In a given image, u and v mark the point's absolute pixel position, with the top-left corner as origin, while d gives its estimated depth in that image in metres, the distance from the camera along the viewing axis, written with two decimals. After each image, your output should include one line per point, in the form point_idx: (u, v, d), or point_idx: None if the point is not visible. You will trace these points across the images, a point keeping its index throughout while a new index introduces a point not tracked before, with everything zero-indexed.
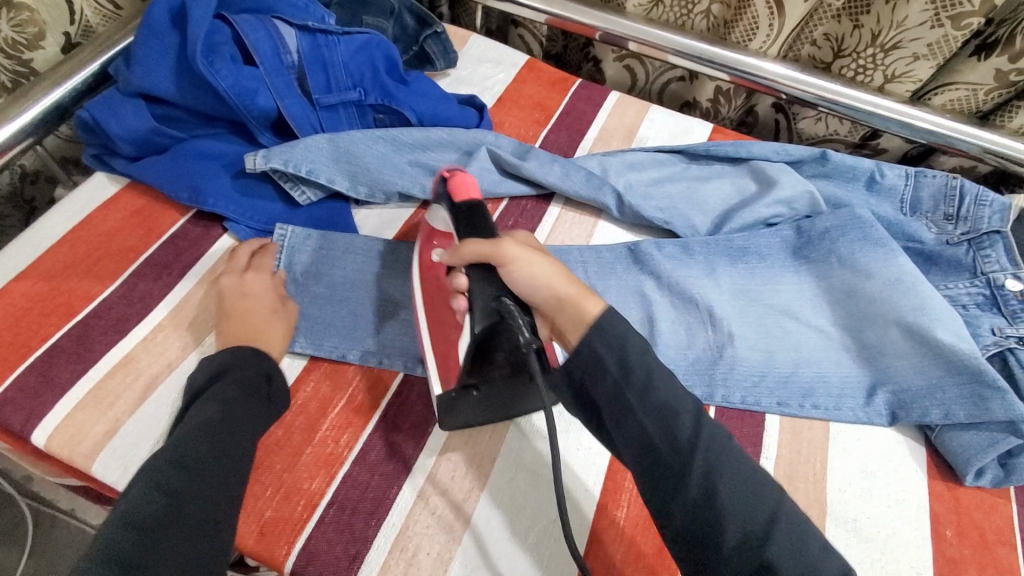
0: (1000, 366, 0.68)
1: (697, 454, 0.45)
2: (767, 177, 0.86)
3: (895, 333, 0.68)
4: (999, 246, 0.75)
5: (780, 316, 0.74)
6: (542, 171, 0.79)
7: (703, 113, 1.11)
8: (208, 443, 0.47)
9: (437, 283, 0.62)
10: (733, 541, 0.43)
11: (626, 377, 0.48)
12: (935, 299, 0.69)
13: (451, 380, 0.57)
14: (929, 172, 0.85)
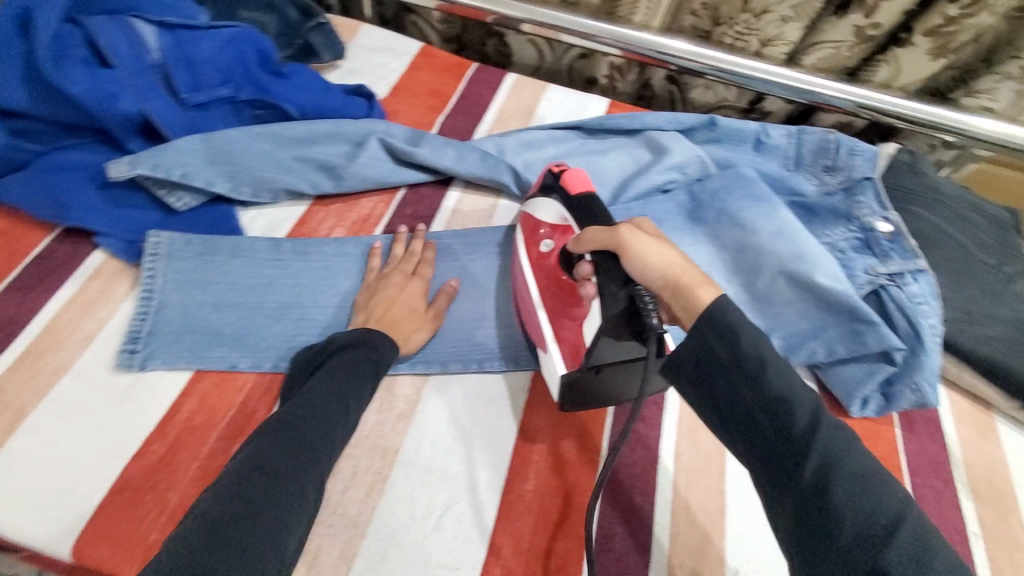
0: (876, 303, 0.72)
1: (813, 445, 0.40)
2: (660, 145, 0.88)
3: (779, 281, 0.72)
4: (869, 191, 0.81)
5: None
6: (436, 155, 0.78)
7: (602, 90, 1.13)
8: (313, 411, 0.49)
9: (556, 275, 0.64)
10: (852, 548, 0.37)
11: (733, 364, 0.42)
12: (813, 245, 0.73)
13: (577, 362, 0.57)
14: (810, 129, 0.89)
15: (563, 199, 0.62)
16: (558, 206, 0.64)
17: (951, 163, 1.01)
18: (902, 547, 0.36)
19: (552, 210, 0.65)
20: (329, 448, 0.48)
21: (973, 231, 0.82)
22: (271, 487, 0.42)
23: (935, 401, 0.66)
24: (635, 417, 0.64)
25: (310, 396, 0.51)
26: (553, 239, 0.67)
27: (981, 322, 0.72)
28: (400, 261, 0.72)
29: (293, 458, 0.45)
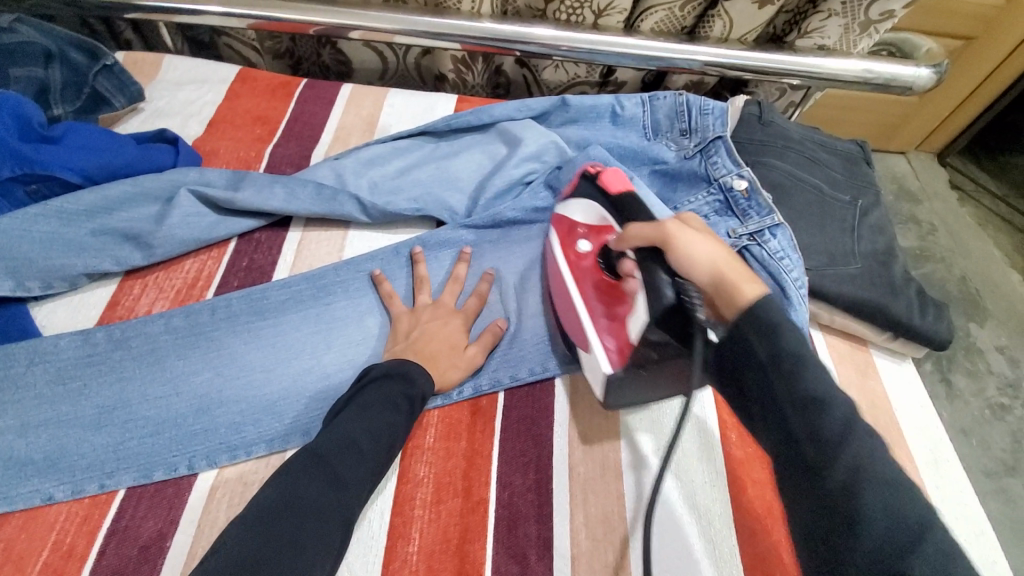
0: (744, 263, 0.72)
1: (845, 447, 0.38)
2: (513, 137, 0.84)
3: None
4: (721, 150, 0.79)
5: None
6: (260, 197, 0.69)
7: (453, 85, 1.05)
8: (347, 448, 0.47)
9: (590, 272, 0.64)
10: (876, 550, 0.35)
11: (769, 360, 0.42)
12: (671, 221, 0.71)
13: (619, 359, 0.56)
14: (660, 93, 0.87)
15: (603, 201, 0.64)
16: (597, 206, 0.65)
17: (800, 103, 1.03)
18: (927, 555, 0.34)
19: (587, 211, 0.66)
20: (357, 487, 0.47)
21: (826, 170, 0.83)
22: (289, 525, 0.42)
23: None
24: (521, 440, 0.60)
25: (342, 431, 0.48)
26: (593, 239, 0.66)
27: (842, 262, 0.73)
28: (237, 324, 0.63)
29: (307, 509, 0.43)
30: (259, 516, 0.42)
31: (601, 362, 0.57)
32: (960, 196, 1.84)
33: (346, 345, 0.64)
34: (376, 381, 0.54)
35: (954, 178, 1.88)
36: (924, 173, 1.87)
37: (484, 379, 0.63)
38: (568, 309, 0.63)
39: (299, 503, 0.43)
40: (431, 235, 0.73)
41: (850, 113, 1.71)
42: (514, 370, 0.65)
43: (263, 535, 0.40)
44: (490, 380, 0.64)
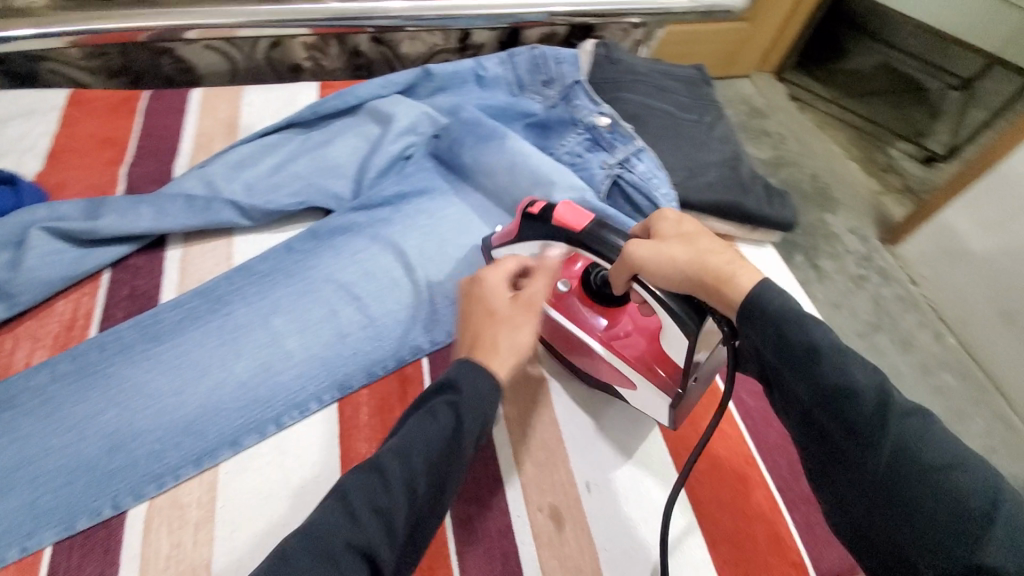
0: (620, 189, 0.78)
1: (886, 433, 0.40)
2: (383, 114, 0.84)
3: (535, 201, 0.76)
4: (581, 93, 0.85)
5: (454, 239, 0.76)
6: (126, 220, 0.65)
7: (313, 73, 1.03)
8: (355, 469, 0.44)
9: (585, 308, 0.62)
10: (942, 540, 0.37)
11: (783, 358, 0.43)
12: (545, 163, 0.78)
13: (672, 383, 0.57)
14: (517, 50, 0.91)
15: (571, 241, 0.58)
16: (551, 244, 0.60)
17: (643, 40, 1.11)
18: (997, 532, 0.36)
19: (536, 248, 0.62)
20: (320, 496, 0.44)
21: (674, 95, 0.92)
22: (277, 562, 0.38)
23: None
24: None
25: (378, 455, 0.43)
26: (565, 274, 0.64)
27: (700, 173, 0.82)
28: (135, 355, 0.60)
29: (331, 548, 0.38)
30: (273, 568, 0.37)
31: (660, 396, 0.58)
32: (800, 106, 2.07)
33: (259, 348, 0.63)
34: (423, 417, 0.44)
35: (793, 91, 2.11)
36: (768, 91, 2.08)
37: (405, 349, 0.65)
38: (591, 357, 0.61)
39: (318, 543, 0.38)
40: (321, 225, 0.73)
41: (697, 45, 1.85)
42: (432, 330, 0.67)
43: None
44: (411, 348, 0.66)
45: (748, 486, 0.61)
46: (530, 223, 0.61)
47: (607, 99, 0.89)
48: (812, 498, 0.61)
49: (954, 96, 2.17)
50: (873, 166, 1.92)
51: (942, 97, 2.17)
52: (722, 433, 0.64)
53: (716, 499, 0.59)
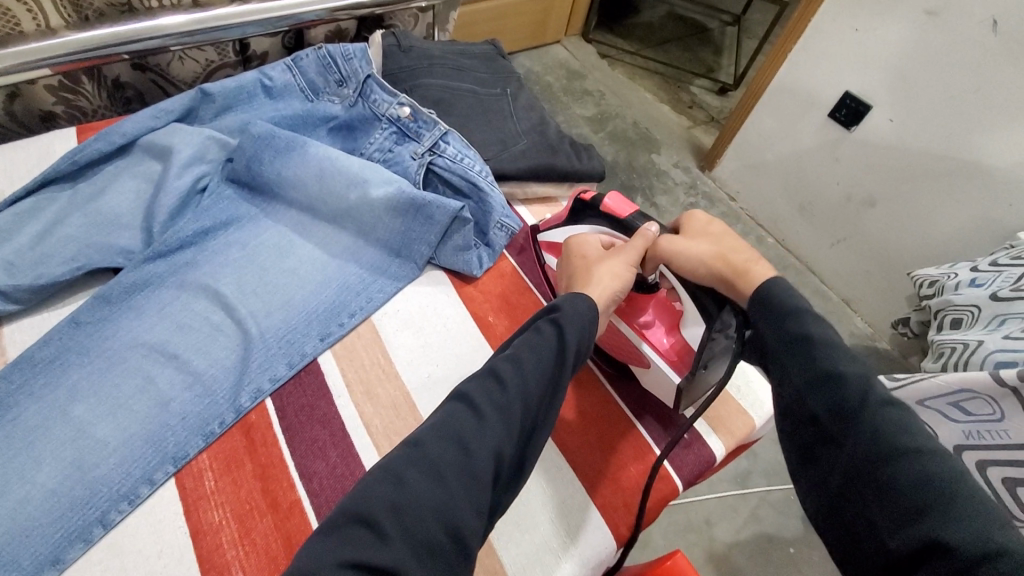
0: (438, 175, 0.77)
1: (865, 414, 0.42)
2: (161, 148, 0.75)
3: (350, 202, 0.72)
4: (376, 87, 0.83)
5: (278, 265, 0.70)
6: None
7: (72, 117, 0.89)
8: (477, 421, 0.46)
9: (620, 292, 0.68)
10: (910, 515, 0.38)
11: (781, 342, 0.46)
12: (354, 164, 0.73)
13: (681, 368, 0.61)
14: (301, 53, 0.86)
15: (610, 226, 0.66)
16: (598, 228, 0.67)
17: (435, 23, 1.11)
18: (960, 509, 0.37)
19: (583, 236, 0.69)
20: None
21: (474, 74, 0.93)
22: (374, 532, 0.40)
23: (517, 223, 0.77)
24: (308, 429, 0.59)
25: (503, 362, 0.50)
26: None
27: (512, 143, 0.85)
28: None
29: (462, 435, 0.45)
30: (416, 449, 0.44)
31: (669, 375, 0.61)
32: (609, 62, 2.23)
33: (62, 447, 0.54)
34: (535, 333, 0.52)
35: (601, 50, 2.27)
36: (578, 52, 2.21)
37: (244, 395, 0.60)
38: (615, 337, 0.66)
39: (446, 435, 0.45)
40: (110, 287, 0.63)
41: (501, 20, 1.91)
42: (268, 368, 0.62)
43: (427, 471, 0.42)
44: (249, 394, 0.60)
45: (610, 424, 0.65)
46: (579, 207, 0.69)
47: (407, 89, 0.88)
48: (666, 415, 0.66)
49: (732, 31, 2.48)
50: (680, 105, 2.13)
51: (723, 34, 2.47)
52: (581, 383, 0.68)
53: (589, 449, 0.63)
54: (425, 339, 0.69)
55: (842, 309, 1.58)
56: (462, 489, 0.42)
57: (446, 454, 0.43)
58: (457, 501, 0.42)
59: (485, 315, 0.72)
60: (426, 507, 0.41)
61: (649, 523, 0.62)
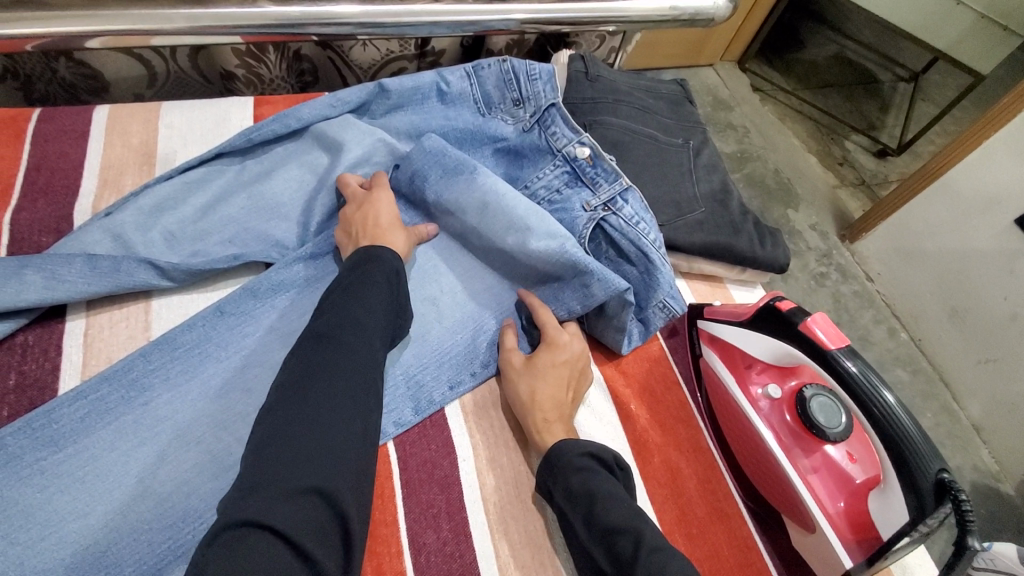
0: (604, 233, 0.70)
1: (636, 563, 0.45)
2: (331, 140, 0.72)
3: (506, 245, 0.66)
4: (557, 118, 0.75)
5: (419, 294, 0.66)
6: (6, 293, 0.52)
7: (248, 83, 0.88)
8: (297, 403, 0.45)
9: (787, 425, 0.58)
10: None
11: (570, 500, 0.51)
12: (520, 205, 0.66)
13: (854, 548, 0.51)
14: (483, 62, 0.81)
15: (804, 351, 0.56)
16: (788, 347, 0.57)
17: (619, 47, 1.02)
18: None
19: (768, 349, 0.59)
20: None
21: (656, 117, 0.84)
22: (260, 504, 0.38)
23: (682, 306, 0.68)
24: (424, 490, 0.55)
25: (341, 311, 0.51)
26: (774, 382, 0.61)
27: (687, 208, 0.75)
28: (23, 469, 0.48)
29: (323, 404, 0.45)
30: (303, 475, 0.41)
31: (840, 553, 0.51)
32: (762, 98, 2.04)
33: (188, 446, 0.53)
34: (355, 283, 0.54)
35: (755, 83, 2.08)
36: (730, 81, 2.04)
37: None
38: (778, 478, 0.56)
39: (313, 395, 0.45)
40: (259, 281, 0.62)
41: (662, 36, 1.79)
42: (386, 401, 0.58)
43: (285, 451, 0.41)
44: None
45: None
46: (770, 316, 0.58)
47: (584, 122, 0.80)
48: None
49: (904, 87, 2.14)
50: (830, 160, 1.92)
51: (893, 90, 2.13)
52: (723, 516, 0.58)
53: None
54: None
55: (968, 436, 1.35)
56: (336, 469, 0.42)
57: (314, 432, 0.43)
58: (333, 476, 0.42)
59: (625, 401, 0.64)
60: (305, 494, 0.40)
61: None
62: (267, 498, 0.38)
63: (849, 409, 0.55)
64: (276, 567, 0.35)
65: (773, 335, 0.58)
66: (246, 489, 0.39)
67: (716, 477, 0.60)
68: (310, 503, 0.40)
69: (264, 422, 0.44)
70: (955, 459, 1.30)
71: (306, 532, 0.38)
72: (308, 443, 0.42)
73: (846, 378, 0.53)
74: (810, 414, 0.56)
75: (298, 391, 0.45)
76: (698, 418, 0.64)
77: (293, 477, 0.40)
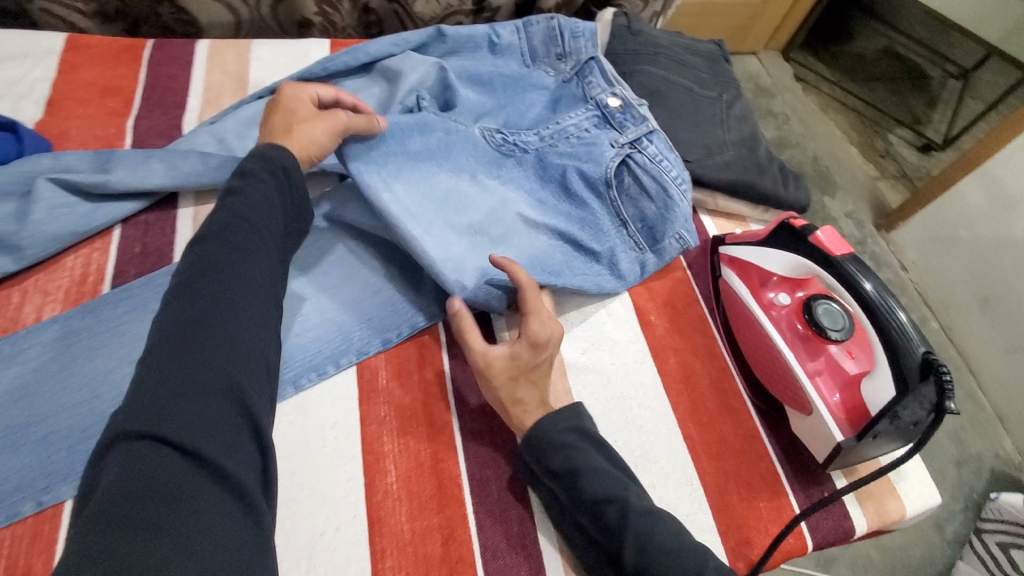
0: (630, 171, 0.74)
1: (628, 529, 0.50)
2: (393, 73, 0.81)
3: (458, 240, 0.66)
4: (595, 71, 0.81)
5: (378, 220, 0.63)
6: (138, 175, 0.63)
7: (321, 30, 0.98)
8: (189, 316, 0.43)
9: (795, 331, 0.65)
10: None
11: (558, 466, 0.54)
12: (501, 194, 0.72)
13: (846, 427, 0.59)
14: (532, 20, 0.87)
15: (818, 262, 0.61)
16: (802, 260, 0.63)
17: (662, 11, 1.08)
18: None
19: (782, 263, 0.66)
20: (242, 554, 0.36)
21: (693, 71, 0.91)
22: (166, 415, 0.38)
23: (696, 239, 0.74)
24: (467, 364, 0.65)
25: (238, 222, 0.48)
26: (787, 293, 0.68)
27: (717, 152, 0.81)
28: (147, 313, 0.59)
29: (234, 297, 0.45)
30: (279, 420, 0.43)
31: (833, 430, 0.59)
32: (804, 87, 2.06)
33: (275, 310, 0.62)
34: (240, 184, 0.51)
35: (798, 72, 2.09)
36: (773, 67, 2.05)
37: (404, 326, 0.64)
38: (784, 374, 0.63)
39: (225, 287, 0.45)
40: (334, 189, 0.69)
41: (706, 19, 1.82)
42: (304, 360, 0.60)
43: (184, 361, 0.41)
44: (291, 382, 0.59)
45: (752, 462, 0.63)
46: (785, 234, 0.65)
47: (624, 71, 0.87)
48: (814, 473, 0.63)
49: (954, 85, 2.07)
50: (872, 151, 1.92)
51: (942, 86, 2.07)
52: (730, 410, 0.66)
53: (719, 474, 0.61)
54: (588, 315, 0.71)
55: (994, 426, 1.35)
56: (248, 359, 0.43)
57: None
58: None
59: (648, 312, 0.72)
60: (207, 397, 0.40)
61: (772, 567, 0.60)
62: (157, 408, 0.38)
63: (847, 310, 0.63)
64: (178, 478, 0.36)
65: (786, 249, 0.64)
66: (134, 397, 0.39)
67: (727, 379, 0.68)
68: (212, 403, 0.40)
69: (160, 324, 0.43)
70: (975, 445, 1.31)
71: (213, 436, 0.39)
72: (206, 355, 0.42)
73: (861, 294, 0.58)
74: (817, 318, 0.63)
75: (200, 293, 0.44)
76: (714, 330, 0.72)
77: (192, 387, 0.40)
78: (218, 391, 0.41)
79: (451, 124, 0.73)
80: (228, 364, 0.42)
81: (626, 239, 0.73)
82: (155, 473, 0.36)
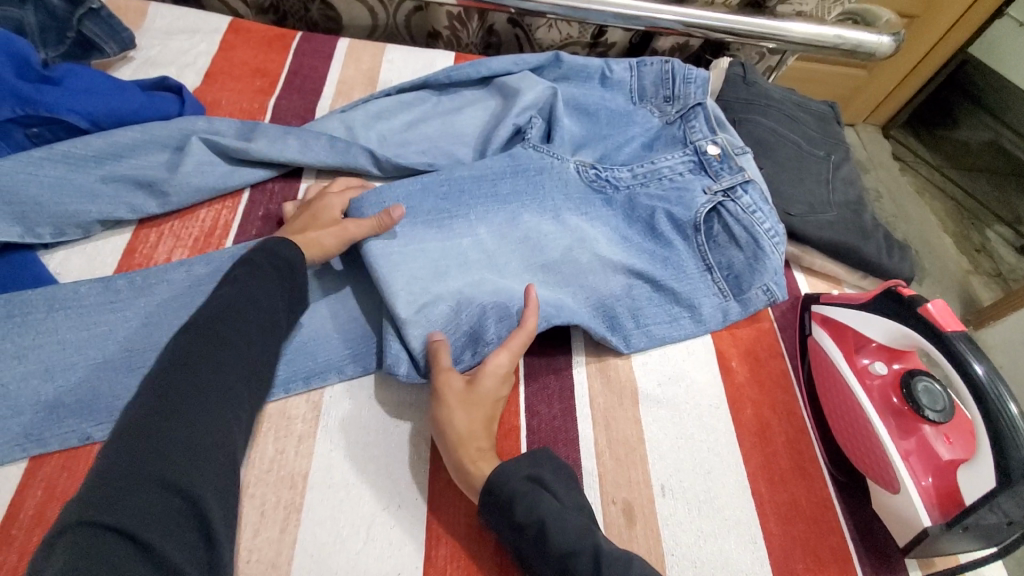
0: (718, 219, 0.74)
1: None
2: (510, 90, 0.84)
3: (528, 278, 0.67)
4: (700, 116, 0.80)
5: (441, 265, 0.65)
6: (275, 148, 0.69)
7: (446, 43, 1.05)
8: (163, 397, 0.45)
9: (889, 403, 0.63)
10: None
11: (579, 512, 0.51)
12: (588, 231, 0.72)
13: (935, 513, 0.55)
14: (647, 60, 0.89)
15: (925, 336, 0.58)
16: (905, 330, 0.60)
17: (776, 68, 1.09)
18: None
19: (882, 330, 0.63)
20: None
21: (804, 129, 0.90)
22: (115, 497, 0.39)
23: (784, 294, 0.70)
24: (543, 372, 0.66)
25: (223, 305, 0.52)
26: (881, 361, 0.66)
27: (820, 210, 0.80)
28: None
29: (208, 382, 0.47)
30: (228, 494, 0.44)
31: (921, 513, 0.56)
32: (902, 166, 1.96)
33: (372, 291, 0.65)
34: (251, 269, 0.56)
35: (898, 150, 2.00)
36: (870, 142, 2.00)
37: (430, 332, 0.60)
38: (872, 448, 0.60)
39: (197, 373, 0.48)
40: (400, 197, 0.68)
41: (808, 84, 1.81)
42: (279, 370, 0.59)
43: (138, 448, 0.42)
44: None
45: (822, 531, 0.59)
46: (890, 301, 0.62)
47: (733, 119, 0.88)
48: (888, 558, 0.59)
49: None
50: (966, 244, 1.76)
51: None
52: (805, 473, 0.63)
53: (786, 537, 0.58)
54: (668, 351, 0.70)
55: None
56: (205, 444, 0.44)
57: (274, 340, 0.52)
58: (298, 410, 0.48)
59: (728, 358, 0.71)
60: (148, 488, 0.40)
61: None
62: (105, 496, 0.39)
63: (947, 391, 0.61)
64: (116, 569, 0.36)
65: (893, 318, 0.61)
66: (91, 481, 0.40)
67: (804, 441, 0.65)
68: (153, 492, 0.40)
69: (137, 407, 0.45)
70: None
71: (152, 520, 0.39)
72: (161, 444, 0.43)
73: (973, 382, 0.54)
74: (916, 395, 0.61)
75: (174, 385, 0.46)
76: (796, 388, 0.69)
77: (139, 476, 0.41)
78: (154, 483, 0.41)
79: (547, 161, 0.75)
80: (181, 451, 0.43)
81: (710, 285, 0.71)
82: (93, 559, 0.36)
